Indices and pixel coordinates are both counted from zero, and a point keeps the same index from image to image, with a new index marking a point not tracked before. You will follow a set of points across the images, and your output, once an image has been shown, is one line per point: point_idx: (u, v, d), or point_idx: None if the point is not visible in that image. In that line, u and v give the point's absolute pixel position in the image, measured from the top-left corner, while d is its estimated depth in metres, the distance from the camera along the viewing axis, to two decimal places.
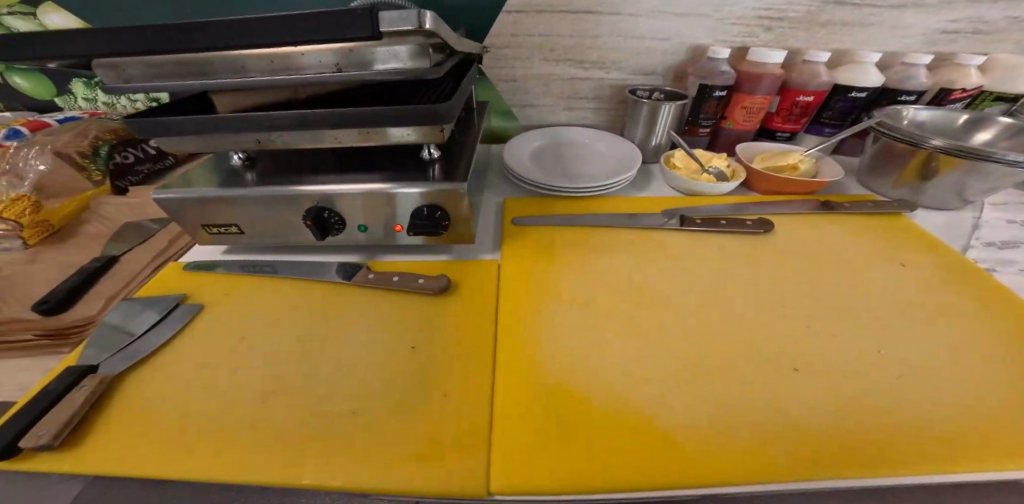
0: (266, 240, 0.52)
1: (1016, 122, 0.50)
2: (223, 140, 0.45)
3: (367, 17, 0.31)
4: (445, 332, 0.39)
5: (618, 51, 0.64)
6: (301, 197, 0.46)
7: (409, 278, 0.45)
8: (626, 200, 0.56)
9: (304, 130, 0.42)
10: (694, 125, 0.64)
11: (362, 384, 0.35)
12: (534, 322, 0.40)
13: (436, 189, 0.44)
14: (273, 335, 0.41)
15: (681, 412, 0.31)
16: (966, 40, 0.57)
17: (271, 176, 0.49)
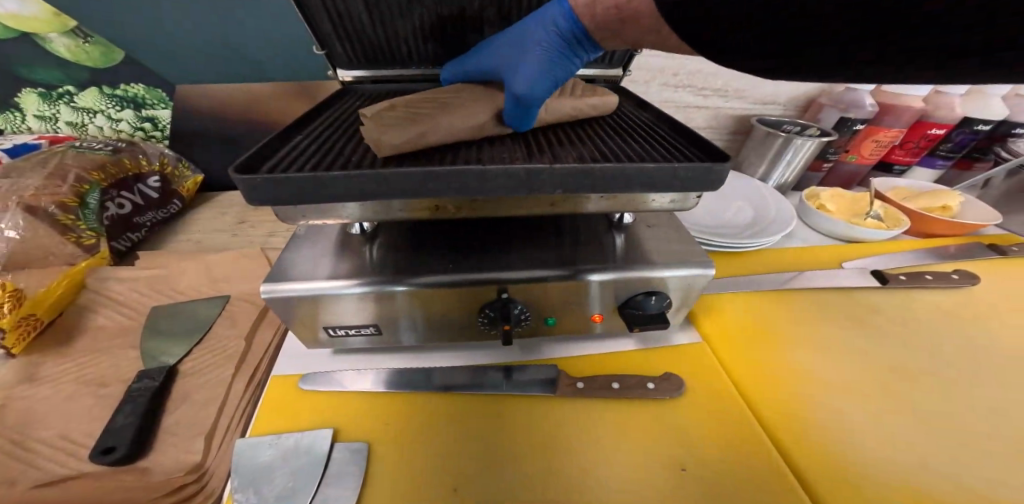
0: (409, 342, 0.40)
1: None
2: (376, 204, 0.31)
3: None
4: (710, 446, 0.33)
5: (744, 79, 0.60)
6: (480, 288, 0.34)
7: (629, 382, 0.37)
8: (787, 251, 0.53)
9: (513, 194, 0.30)
10: (820, 159, 0.61)
11: None
12: (805, 417, 0.35)
13: (662, 272, 0.36)
14: (502, 472, 0.31)
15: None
16: None
17: (422, 259, 0.36)
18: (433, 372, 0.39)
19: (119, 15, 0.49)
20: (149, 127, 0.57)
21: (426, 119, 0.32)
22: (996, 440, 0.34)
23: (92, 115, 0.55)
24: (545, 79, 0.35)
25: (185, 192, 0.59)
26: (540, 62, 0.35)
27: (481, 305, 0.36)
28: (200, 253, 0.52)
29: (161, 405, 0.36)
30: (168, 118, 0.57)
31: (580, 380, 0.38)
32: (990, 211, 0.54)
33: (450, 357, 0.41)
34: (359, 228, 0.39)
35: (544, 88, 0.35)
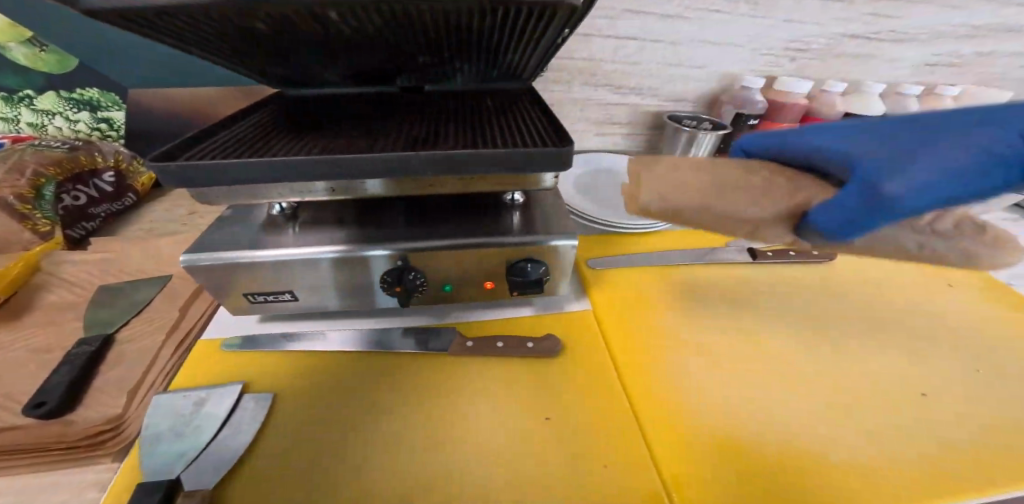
0: (326, 307, 0.45)
1: None
2: (288, 187, 0.36)
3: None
4: (574, 395, 0.38)
5: (655, 77, 0.65)
6: (377, 257, 0.39)
7: (513, 342, 0.42)
8: (684, 233, 0.58)
9: (393, 175, 0.35)
10: (725, 151, 0.68)
11: (518, 466, 0.32)
12: (657, 370, 0.40)
13: (537, 241, 0.41)
14: (387, 419, 0.36)
15: (844, 451, 0.33)
16: (942, 71, 0.64)
17: (329, 235, 0.41)
18: (344, 335, 0.43)
19: None
20: (105, 126, 0.62)
21: None
22: (828, 386, 0.39)
23: (51, 117, 0.60)
24: (929, 197, 0.20)
25: (140, 187, 0.65)
26: (927, 175, 0.20)
27: (380, 272, 0.41)
28: (150, 239, 0.57)
29: (95, 368, 0.41)
30: (124, 119, 0.62)
31: (471, 340, 0.42)
32: None
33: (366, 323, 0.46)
34: (280, 208, 0.44)
35: (912, 209, 0.21)
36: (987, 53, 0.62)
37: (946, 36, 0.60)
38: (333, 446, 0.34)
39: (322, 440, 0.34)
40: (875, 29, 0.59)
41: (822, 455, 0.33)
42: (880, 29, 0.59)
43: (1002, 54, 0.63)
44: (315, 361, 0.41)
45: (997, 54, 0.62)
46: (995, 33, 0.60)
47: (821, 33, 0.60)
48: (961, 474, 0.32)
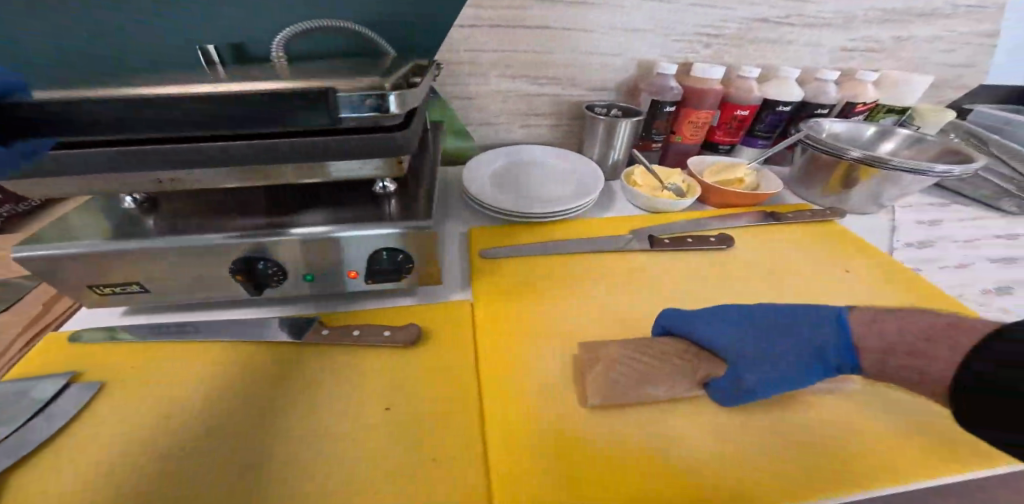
0: (187, 299, 0.42)
1: (913, 134, 0.55)
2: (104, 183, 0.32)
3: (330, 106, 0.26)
4: (423, 384, 0.35)
5: (572, 67, 0.64)
6: (224, 245, 0.37)
7: (372, 330, 0.39)
8: (593, 222, 0.56)
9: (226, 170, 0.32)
10: (647, 139, 0.66)
11: (339, 453, 0.30)
12: (518, 363, 0.37)
13: (392, 228, 0.38)
14: (220, 405, 0.34)
15: (687, 448, 0.31)
16: (860, 58, 0.63)
17: (174, 223, 0.39)
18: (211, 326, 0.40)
19: None
20: None
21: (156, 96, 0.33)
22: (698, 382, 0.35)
23: None
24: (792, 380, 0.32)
25: None
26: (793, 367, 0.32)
27: (229, 262, 0.38)
28: None
29: None
30: None
31: (327, 328, 0.39)
32: (779, 181, 0.59)
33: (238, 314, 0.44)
34: (136, 200, 0.41)
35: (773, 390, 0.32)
36: (907, 39, 0.62)
37: (858, 20, 0.59)
38: (149, 433, 0.31)
39: (138, 427, 0.32)
40: (782, 12, 0.59)
41: (662, 457, 0.30)
42: (788, 13, 0.59)
43: (919, 39, 0.62)
44: (164, 351, 0.38)
45: (914, 40, 0.62)
46: (907, 18, 0.60)
47: (731, 17, 0.59)
48: (806, 478, 0.29)
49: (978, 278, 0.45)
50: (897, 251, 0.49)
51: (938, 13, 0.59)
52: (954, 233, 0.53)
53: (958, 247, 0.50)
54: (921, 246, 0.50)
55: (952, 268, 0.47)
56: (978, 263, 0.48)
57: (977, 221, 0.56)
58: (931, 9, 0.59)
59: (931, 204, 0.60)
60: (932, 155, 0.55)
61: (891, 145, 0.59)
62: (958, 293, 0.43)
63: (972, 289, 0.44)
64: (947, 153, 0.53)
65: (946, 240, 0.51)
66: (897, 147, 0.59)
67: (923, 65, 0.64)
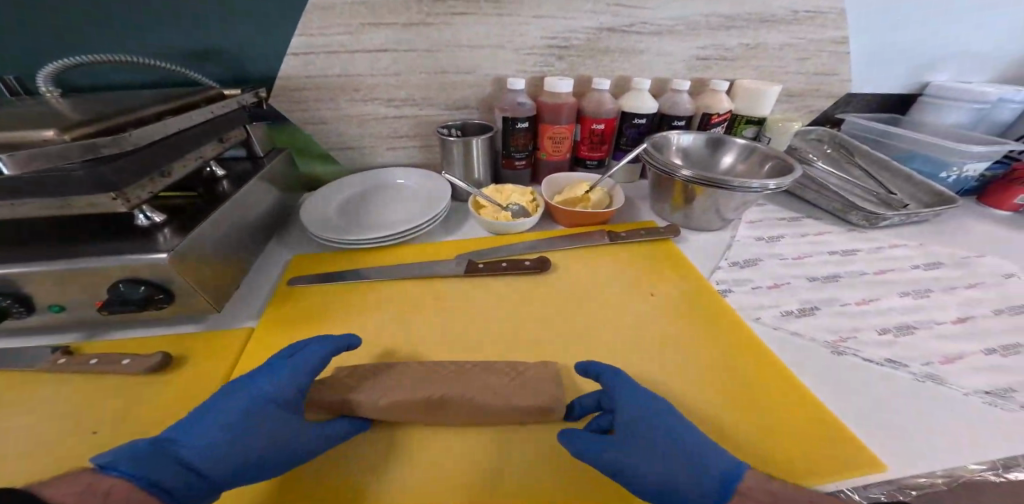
0: None
1: (744, 145, 0.57)
2: None
3: None
4: (146, 412, 0.32)
5: (425, 88, 0.62)
6: None
7: (114, 358, 0.35)
8: (431, 246, 0.54)
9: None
10: (509, 158, 0.65)
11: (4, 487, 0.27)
12: None
13: (129, 262, 0.35)
14: None
15: (397, 485, 0.29)
16: (716, 66, 0.65)
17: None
18: None
19: None
20: None
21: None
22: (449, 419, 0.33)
23: None
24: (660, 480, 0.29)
25: None
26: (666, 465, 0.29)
27: None
28: None
29: None
30: None
31: (67, 357, 0.36)
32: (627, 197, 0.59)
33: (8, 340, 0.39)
34: None
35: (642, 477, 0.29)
36: (758, 46, 0.64)
37: (701, 27, 0.61)
38: None
39: None
40: (625, 21, 0.60)
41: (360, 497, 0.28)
42: (630, 21, 0.60)
43: (770, 46, 0.64)
44: None
45: (766, 47, 0.64)
46: (750, 24, 0.62)
47: (577, 28, 0.60)
48: None
49: (784, 298, 0.46)
50: (717, 271, 0.50)
51: (780, 20, 0.61)
52: (787, 251, 0.53)
53: (782, 265, 0.51)
54: (745, 265, 0.51)
55: (764, 288, 0.47)
56: (793, 281, 0.49)
57: (821, 236, 0.57)
58: (771, 15, 0.61)
59: (782, 219, 0.60)
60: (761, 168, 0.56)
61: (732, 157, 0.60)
62: (751, 316, 0.44)
63: (771, 311, 0.44)
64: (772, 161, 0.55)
65: (774, 258, 0.52)
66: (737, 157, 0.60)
67: (783, 73, 0.67)
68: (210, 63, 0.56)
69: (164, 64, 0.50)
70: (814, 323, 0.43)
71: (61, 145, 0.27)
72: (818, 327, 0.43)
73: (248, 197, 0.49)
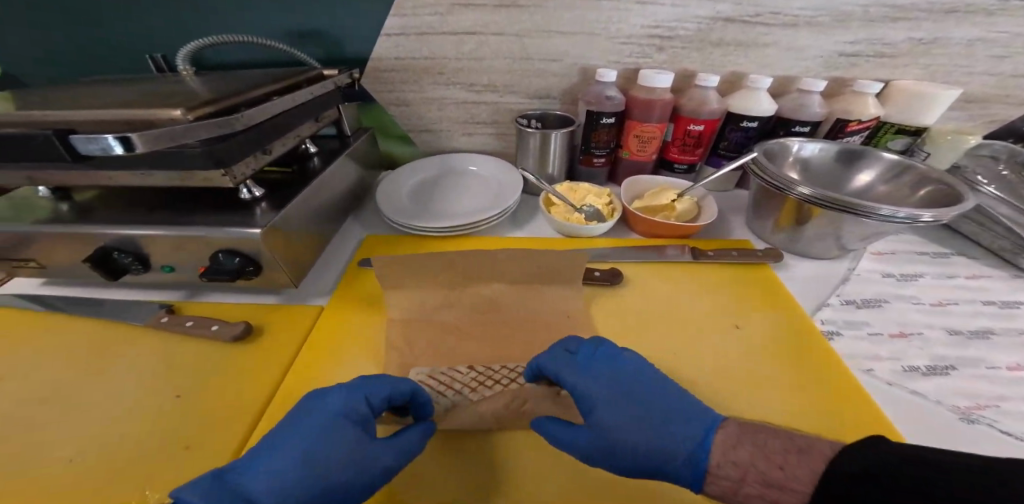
0: (81, 276, 0.46)
1: (896, 162, 0.52)
2: (39, 174, 0.38)
3: (54, 141, 0.28)
4: (216, 382, 0.35)
5: (508, 74, 0.59)
6: (87, 231, 0.40)
7: (204, 323, 0.39)
8: (496, 240, 0.53)
9: (130, 172, 0.37)
10: (588, 154, 0.61)
11: (102, 433, 0.31)
12: (319, 378, 0.36)
13: (226, 233, 0.38)
14: (54, 373, 0.36)
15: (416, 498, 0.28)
16: (869, 63, 0.58)
17: (70, 210, 0.43)
18: (105, 304, 0.44)
19: None
20: None
21: (78, 102, 0.38)
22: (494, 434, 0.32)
23: None
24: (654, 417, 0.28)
25: None
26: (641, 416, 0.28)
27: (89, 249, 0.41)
28: None
29: None
30: None
31: (169, 316, 0.41)
32: (718, 209, 0.53)
33: (134, 293, 0.46)
34: (51, 191, 0.46)
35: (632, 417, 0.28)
36: (938, 39, 0.55)
37: (855, 19, 0.54)
38: None
39: None
40: (749, 11, 0.54)
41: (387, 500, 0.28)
42: (757, 11, 0.54)
43: (953, 40, 0.55)
44: (52, 323, 0.42)
45: (949, 41, 0.55)
46: (931, 15, 0.54)
47: (686, 17, 0.54)
48: None
49: (909, 352, 0.37)
50: (824, 308, 0.42)
51: (978, 10, 0.53)
52: (922, 295, 0.45)
53: (916, 310, 0.43)
54: (863, 306, 0.43)
55: (887, 335, 0.39)
56: (926, 333, 0.39)
57: (974, 280, 0.48)
58: (965, 4, 0.53)
59: (920, 255, 0.52)
60: (909, 193, 0.51)
61: (869, 175, 0.54)
62: (860, 367, 0.36)
63: (890, 365, 0.36)
64: (928, 182, 0.49)
65: (906, 301, 0.44)
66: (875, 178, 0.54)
67: (966, 73, 0.58)
68: (308, 47, 0.58)
69: (274, 42, 0.53)
70: (947, 387, 0.33)
71: (186, 126, 0.30)
72: (951, 390, 0.33)
73: (333, 176, 0.51)
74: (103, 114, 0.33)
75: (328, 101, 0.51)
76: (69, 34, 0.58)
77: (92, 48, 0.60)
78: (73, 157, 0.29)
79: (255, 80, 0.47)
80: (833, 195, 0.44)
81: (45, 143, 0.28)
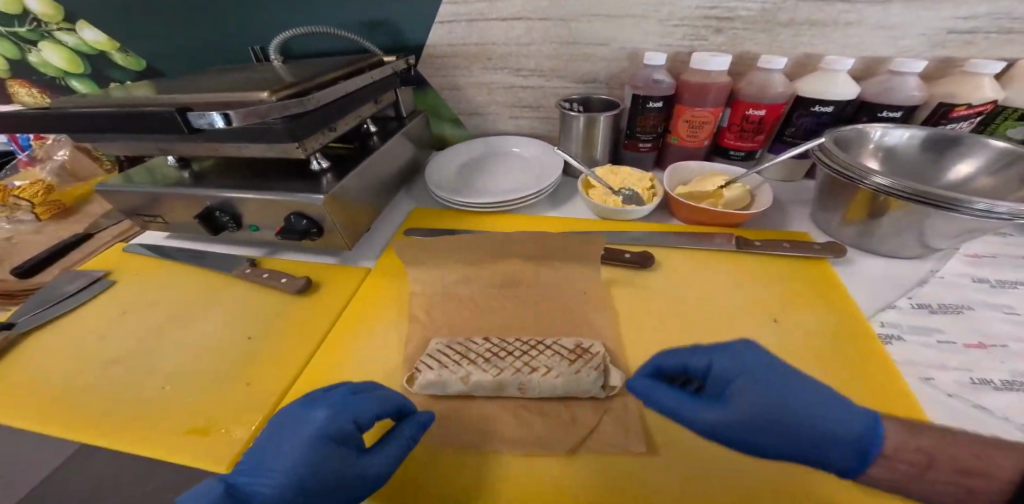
0: (190, 230, 0.56)
1: (1007, 149, 0.44)
2: (166, 144, 0.47)
3: (175, 118, 0.35)
4: (280, 329, 0.41)
5: (554, 59, 0.60)
6: (195, 192, 0.48)
7: (276, 277, 0.46)
8: (533, 219, 0.55)
9: (227, 144, 0.44)
10: (633, 138, 0.60)
11: (196, 362, 0.38)
12: (362, 331, 0.41)
13: (296, 198, 0.44)
14: (166, 311, 0.45)
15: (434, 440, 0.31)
16: (984, 41, 0.49)
17: (188, 176, 0.53)
18: (205, 255, 0.53)
19: (101, 21, 0.71)
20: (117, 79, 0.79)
21: (190, 88, 0.47)
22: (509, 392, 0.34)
23: (81, 78, 0.80)
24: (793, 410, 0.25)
25: (104, 165, 0.77)
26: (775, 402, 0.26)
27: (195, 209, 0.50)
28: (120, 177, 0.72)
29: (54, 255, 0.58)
30: (120, 75, 0.78)
31: (251, 269, 0.48)
32: (773, 197, 0.50)
33: (228, 247, 0.55)
34: (176, 160, 0.56)
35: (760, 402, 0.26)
36: None
37: None
38: (111, 321, 0.45)
39: (109, 316, 0.46)
40: None
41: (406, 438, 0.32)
42: None
43: None
44: (170, 269, 0.52)
45: None
46: None
47: None
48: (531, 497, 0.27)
49: (985, 365, 0.33)
50: (888, 310, 0.38)
51: None
52: (1020, 305, 0.39)
53: (1005, 322, 0.37)
54: (939, 311, 0.38)
55: (961, 345, 0.35)
56: (1011, 346, 0.35)
57: None
58: None
59: None
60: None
61: (972, 166, 0.47)
62: (919, 375, 0.32)
63: (956, 375, 0.32)
64: None
65: (995, 310, 0.39)
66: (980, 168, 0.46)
67: None
68: (372, 37, 0.64)
69: (346, 33, 0.59)
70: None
71: (268, 104, 0.36)
72: None
73: (389, 153, 0.56)
74: (210, 97, 0.40)
75: (388, 84, 0.56)
76: (188, 34, 0.70)
77: (204, 44, 0.71)
78: (188, 130, 0.36)
79: (328, 66, 0.53)
80: (916, 186, 0.39)
81: (169, 120, 0.35)
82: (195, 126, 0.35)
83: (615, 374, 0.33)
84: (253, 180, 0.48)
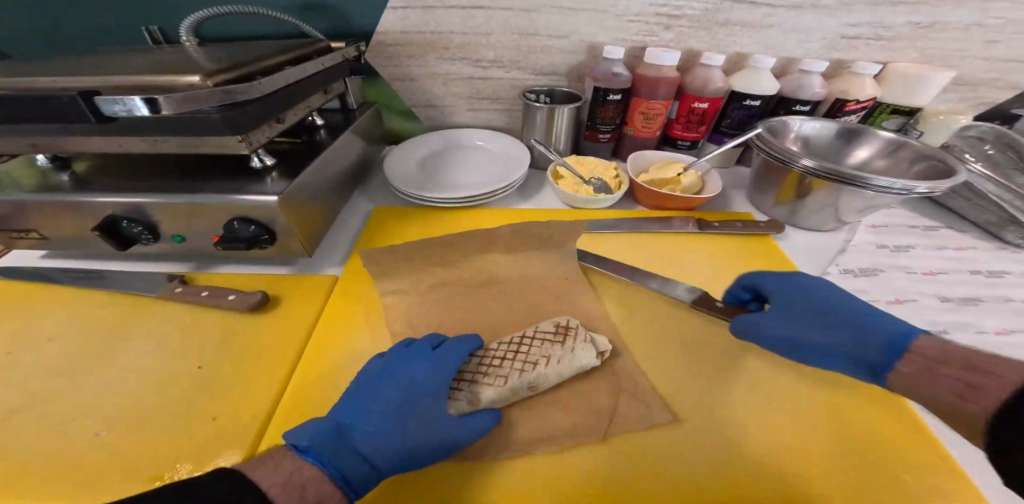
0: (83, 246, 0.45)
1: (892, 139, 0.54)
2: (43, 139, 0.37)
3: (76, 103, 0.28)
4: (239, 351, 0.35)
5: (515, 50, 0.59)
6: (93, 197, 0.39)
7: (220, 293, 0.39)
8: (506, 213, 0.54)
9: (138, 137, 0.36)
10: (593, 129, 0.62)
11: (131, 401, 0.31)
12: (341, 345, 0.36)
13: (241, 200, 0.38)
14: (69, 347, 0.36)
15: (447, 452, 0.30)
16: (868, 46, 0.59)
17: (68, 180, 0.42)
18: (111, 274, 0.43)
19: None
20: None
21: (80, 68, 0.37)
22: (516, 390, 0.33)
23: None
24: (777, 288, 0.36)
25: None
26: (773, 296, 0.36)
27: (94, 218, 0.40)
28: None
29: None
30: None
31: (182, 287, 0.40)
32: (721, 183, 0.55)
33: (141, 264, 0.46)
34: (49, 158, 0.45)
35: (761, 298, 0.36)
36: (934, 23, 0.57)
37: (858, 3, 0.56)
38: None
39: None
40: None
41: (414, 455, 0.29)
42: None
43: (949, 25, 0.57)
44: (59, 295, 0.42)
45: (945, 25, 0.57)
46: None
47: None
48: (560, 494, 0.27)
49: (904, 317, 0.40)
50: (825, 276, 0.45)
51: None
52: (915, 265, 0.48)
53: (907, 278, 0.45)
54: (861, 274, 0.45)
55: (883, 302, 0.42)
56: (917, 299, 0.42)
57: (961, 251, 0.51)
58: None
59: (912, 227, 0.55)
60: (907, 169, 0.53)
61: (868, 152, 0.56)
62: None
63: None
64: (924, 157, 0.51)
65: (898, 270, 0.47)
66: (874, 154, 0.56)
67: (960, 57, 0.60)
68: (310, 18, 0.57)
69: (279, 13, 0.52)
70: None
71: (207, 90, 0.30)
72: None
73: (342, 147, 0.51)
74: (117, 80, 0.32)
75: (337, 72, 0.50)
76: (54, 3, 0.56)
77: (77, 16, 0.57)
78: (94, 120, 0.29)
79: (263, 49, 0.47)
80: (832, 166, 0.45)
81: (69, 107, 0.28)
82: (106, 114, 0.28)
83: (599, 339, 0.35)
84: (174, 182, 0.40)
